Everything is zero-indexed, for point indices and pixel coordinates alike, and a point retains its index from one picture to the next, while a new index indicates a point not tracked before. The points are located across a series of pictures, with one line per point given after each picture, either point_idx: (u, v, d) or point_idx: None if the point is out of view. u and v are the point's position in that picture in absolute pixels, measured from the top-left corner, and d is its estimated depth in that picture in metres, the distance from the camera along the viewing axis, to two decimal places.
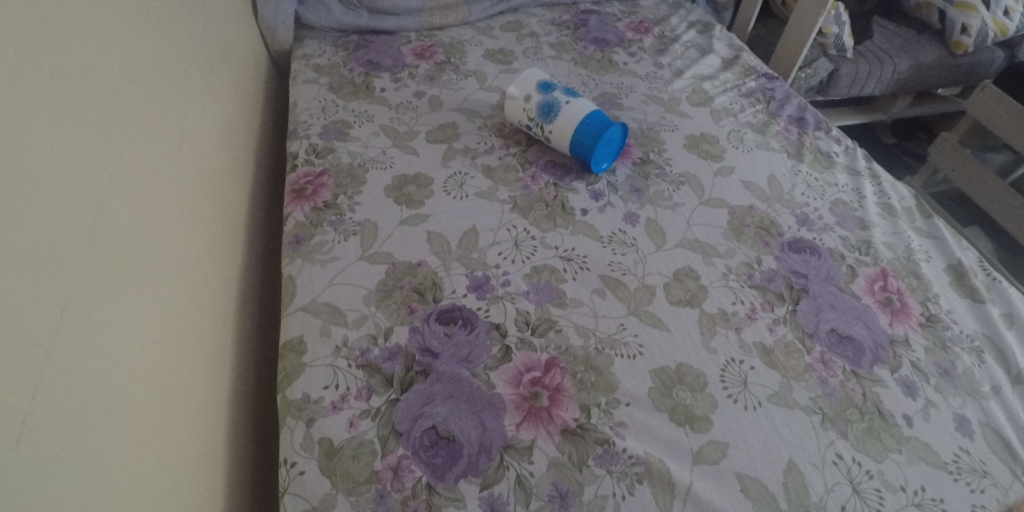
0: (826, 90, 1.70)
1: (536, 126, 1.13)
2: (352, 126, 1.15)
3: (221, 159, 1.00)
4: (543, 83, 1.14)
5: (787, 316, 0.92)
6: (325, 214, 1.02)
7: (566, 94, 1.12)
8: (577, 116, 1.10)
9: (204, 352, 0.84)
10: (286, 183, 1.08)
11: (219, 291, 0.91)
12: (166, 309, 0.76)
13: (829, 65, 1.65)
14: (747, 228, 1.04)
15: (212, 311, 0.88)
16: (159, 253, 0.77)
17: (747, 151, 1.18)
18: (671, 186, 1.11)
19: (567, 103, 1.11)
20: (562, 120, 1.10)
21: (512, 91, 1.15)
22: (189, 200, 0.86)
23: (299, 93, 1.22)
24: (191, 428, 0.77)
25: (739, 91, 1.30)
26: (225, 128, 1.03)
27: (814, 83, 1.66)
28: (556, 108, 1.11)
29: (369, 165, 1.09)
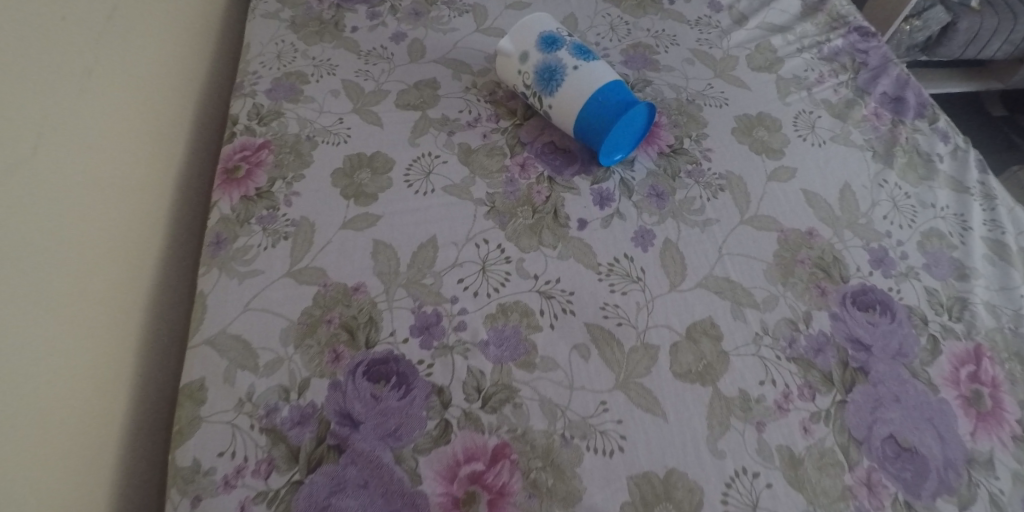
0: (935, 48, 1.36)
1: (534, 96, 0.87)
2: (308, 80, 0.97)
3: (125, 139, 0.78)
4: (546, 37, 0.85)
5: (830, 411, 0.71)
6: (255, 208, 0.83)
7: (576, 54, 0.84)
8: (588, 89, 0.82)
9: (93, 375, 0.69)
10: (220, 159, 0.90)
11: (115, 321, 0.73)
12: (1, 387, 0.58)
13: (943, 18, 1.31)
14: (800, 266, 0.79)
15: (101, 350, 0.71)
16: (57, 228, 0.66)
17: (818, 145, 0.93)
18: (706, 191, 0.85)
19: (576, 69, 0.83)
20: (568, 93, 0.83)
21: (507, 45, 0.88)
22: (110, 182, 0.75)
23: (253, 31, 1.04)
24: (64, 476, 0.64)
25: (819, 52, 1.04)
26: (133, 95, 0.80)
27: (922, 38, 1.33)
28: (560, 75, 0.83)
29: (318, 138, 0.90)
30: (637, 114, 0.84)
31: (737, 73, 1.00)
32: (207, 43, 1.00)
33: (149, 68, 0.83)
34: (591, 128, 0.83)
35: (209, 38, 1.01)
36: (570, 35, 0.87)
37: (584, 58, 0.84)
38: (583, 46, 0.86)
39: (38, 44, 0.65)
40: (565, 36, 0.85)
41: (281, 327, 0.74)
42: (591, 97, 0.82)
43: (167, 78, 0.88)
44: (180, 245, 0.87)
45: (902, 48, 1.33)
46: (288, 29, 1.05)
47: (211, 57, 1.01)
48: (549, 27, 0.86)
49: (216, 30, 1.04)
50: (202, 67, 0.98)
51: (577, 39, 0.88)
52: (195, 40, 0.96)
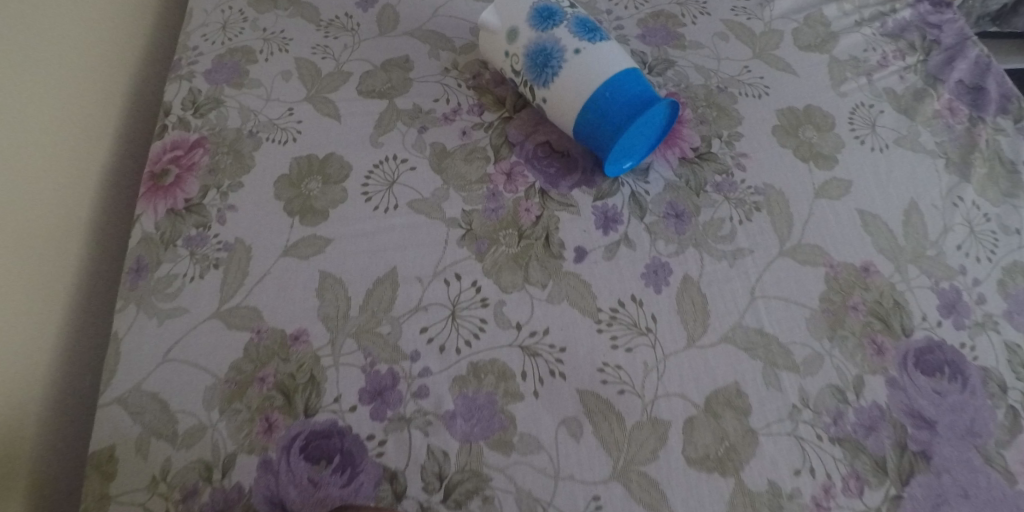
0: (1010, 19, 1.16)
1: (524, 85, 0.68)
2: (256, 58, 0.84)
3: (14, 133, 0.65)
4: (541, 9, 0.66)
5: (883, 509, 0.56)
6: (182, 225, 0.70)
7: (579, 32, 0.65)
8: (594, 79, 0.64)
9: None
10: (148, 161, 0.78)
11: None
12: None
13: None
14: (851, 315, 0.64)
15: None
16: None
17: (880, 151, 0.77)
18: (737, 210, 0.68)
19: (577, 53, 0.64)
20: (567, 84, 0.65)
21: (491, 18, 0.69)
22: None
23: (201, 1, 0.92)
24: None
25: (881, 28, 0.89)
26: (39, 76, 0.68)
27: (995, 8, 1.14)
28: (558, 60, 0.65)
29: (262, 133, 0.76)
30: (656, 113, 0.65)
31: (780, 53, 0.83)
32: (132, 10, 0.84)
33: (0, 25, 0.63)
34: (596, 129, 0.65)
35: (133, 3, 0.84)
36: (572, 6, 0.68)
37: (589, 39, 0.65)
38: (589, 21, 0.67)
39: None
40: (565, 8, 0.66)
41: (205, 385, 0.61)
42: (598, 91, 0.64)
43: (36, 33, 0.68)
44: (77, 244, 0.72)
45: (973, 18, 1.15)
46: None
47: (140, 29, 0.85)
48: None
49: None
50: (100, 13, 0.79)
51: (581, 10, 0.69)
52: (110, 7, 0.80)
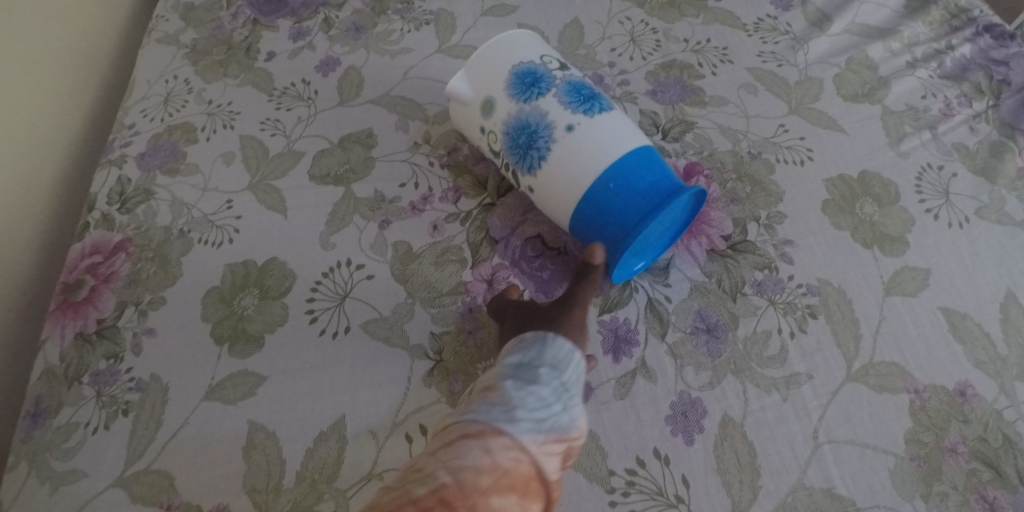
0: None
1: (508, 170, 0.55)
2: (196, 137, 0.68)
3: None
4: (524, 72, 0.52)
5: None
6: (90, 356, 0.55)
7: (573, 100, 0.51)
8: (594, 163, 0.49)
9: None
10: (67, 262, 0.61)
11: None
12: None
13: None
14: (951, 460, 0.49)
15: None
16: None
17: (958, 227, 0.60)
18: (787, 319, 0.53)
19: (571, 129, 0.50)
20: (560, 168, 0.51)
21: (462, 83, 0.55)
22: None
23: (142, 63, 0.76)
24: None
25: (936, 67, 0.70)
26: None
27: None
28: (547, 139, 0.51)
29: (195, 233, 0.61)
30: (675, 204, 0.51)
31: (822, 106, 0.67)
32: (37, 80, 0.70)
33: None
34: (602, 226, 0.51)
35: (33, 67, 0.70)
36: (563, 66, 0.54)
37: (586, 110, 0.51)
38: (585, 85, 0.53)
39: None
40: (554, 71, 0.52)
41: None
42: (601, 178, 0.50)
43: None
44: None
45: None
46: (187, 58, 0.75)
47: (49, 99, 0.71)
48: (529, 55, 0.53)
49: (64, 57, 0.73)
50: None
51: (575, 72, 0.55)
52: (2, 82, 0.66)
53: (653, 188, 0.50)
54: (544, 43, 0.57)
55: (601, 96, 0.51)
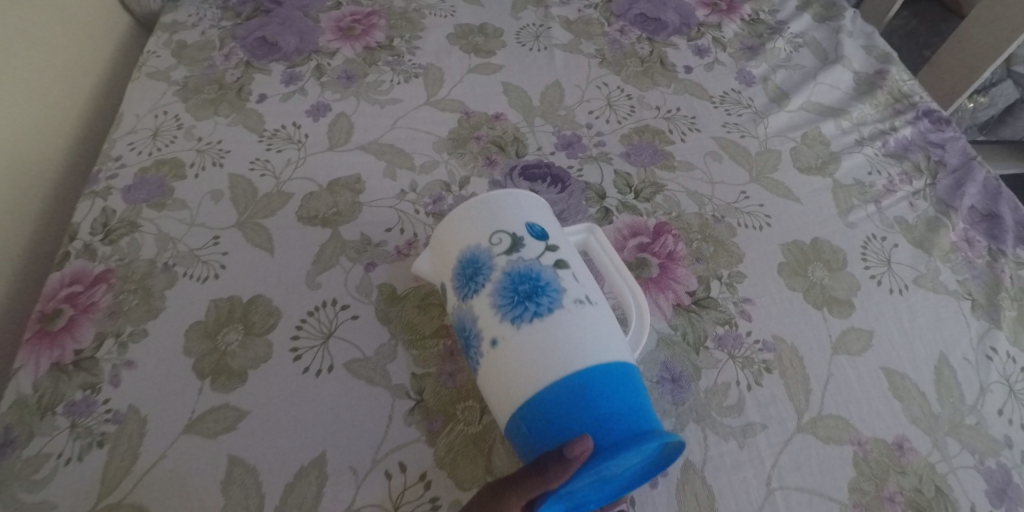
0: (996, 128, 1.14)
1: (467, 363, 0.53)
2: (184, 173, 0.70)
3: None
4: (470, 264, 0.51)
5: None
6: (66, 386, 0.55)
7: (506, 299, 0.48)
8: (514, 387, 0.47)
9: None
10: (42, 296, 0.61)
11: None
12: None
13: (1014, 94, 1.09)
14: (888, 508, 0.53)
15: None
16: None
17: (898, 293, 0.66)
18: (745, 373, 0.57)
19: (497, 343, 0.48)
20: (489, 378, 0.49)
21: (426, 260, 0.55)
22: None
23: (131, 99, 0.77)
24: None
25: (884, 146, 0.77)
26: None
27: (983, 118, 1.12)
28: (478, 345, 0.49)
29: (181, 266, 0.62)
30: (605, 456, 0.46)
31: (780, 176, 0.73)
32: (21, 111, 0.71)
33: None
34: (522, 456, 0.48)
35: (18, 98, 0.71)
36: (517, 241, 0.50)
37: (513, 317, 0.47)
38: (528, 277, 0.49)
39: None
40: (495, 264, 0.49)
41: None
42: (524, 402, 0.47)
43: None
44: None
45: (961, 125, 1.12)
46: (177, 95, 0.77)
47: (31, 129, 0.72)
48: (476, 235, 0.51)
49: (50, 90, 0.75)
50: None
51: (533, 246, 0.50)
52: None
53: (576, 427, 0.46)
54: (512, 199, 0.52)
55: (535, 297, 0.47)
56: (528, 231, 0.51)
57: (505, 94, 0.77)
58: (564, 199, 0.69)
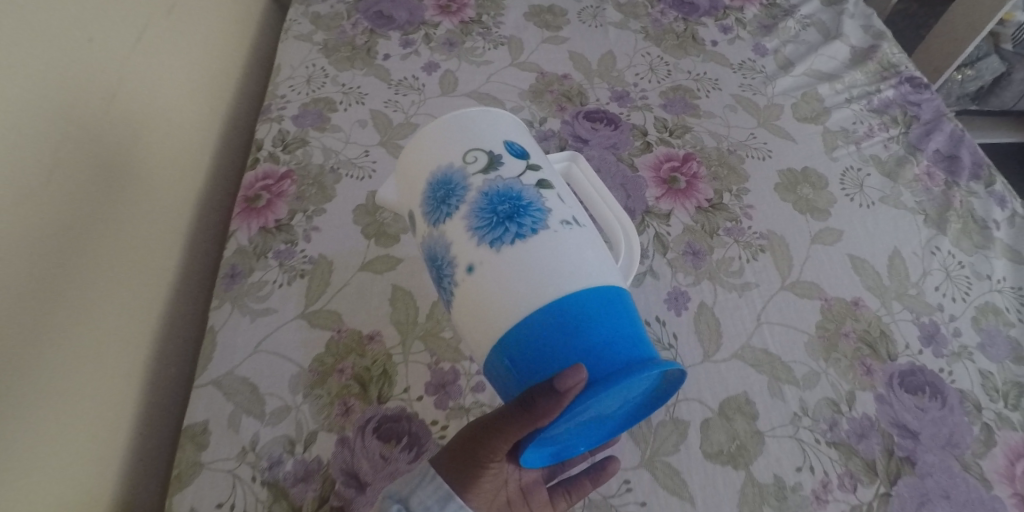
0: (986, 97, 1.34)
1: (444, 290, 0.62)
2: (336, 108, 0.91)
3: (155, 190, 0.79)
4: (449, 197, 0.60)
5: (874, 504, 0.65)
6: (273, 241, 0.78)
7: (480, 219, 0.58)
8: (496, 304, 0.56)
9: (101, 411, 0.68)
10: (241, 185, 0.84)
11: (47, 372, 0.63)
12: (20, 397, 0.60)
13: (998, 68, 1.27)
14: (844, 340, 0.74)
15: (99, 390, 0.68)
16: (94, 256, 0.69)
17: (867, 207, 0.86)
18: (745, 252, 0.80)
19: (478, 265, 0.57)
20: (464, 297, 0.59)
21: (397, 188, 0.67)
22: (144, 223, 0.77)
23: (285, 53, 0.99)
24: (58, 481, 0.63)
25: (868, 104, 0.96)
26: (175, 147, 0.83)
27: (973, 88, 1.30)
28: (454, 264, 0.59)
29: (343, 170, 0.85)
30: (597, 379, 0.55)
31: (782, 123, 0.93)
32: (222, 58, 0.95)
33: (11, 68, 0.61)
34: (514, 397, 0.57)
35: (223, 46, 0.95)
36: (490, 162, 0.61)
37: (493, 240, 0.57)
38: (505, 205, 0.59)
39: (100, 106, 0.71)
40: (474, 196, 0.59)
41: (290, 374, 0.69)
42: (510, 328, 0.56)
43: (74, 73, 0.68)
44: (157, 264, 0.78)
45: (952, 96, 1.30)
46: (321, 52, 0.98)
47: (216, 80, 0.93)
48: (453, 165, 0.61)
49: (232, 39, 0.98)
50: (168, 53, 0.82)
51: (503, 170, 0.61)
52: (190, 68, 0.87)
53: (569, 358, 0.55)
54: (486, 137, 0.63)
55: (512, 215, 0.57)
56: (505, 164, 0.61)
57: (571, 60, 0.99)
58: (617, 134, 0.91)
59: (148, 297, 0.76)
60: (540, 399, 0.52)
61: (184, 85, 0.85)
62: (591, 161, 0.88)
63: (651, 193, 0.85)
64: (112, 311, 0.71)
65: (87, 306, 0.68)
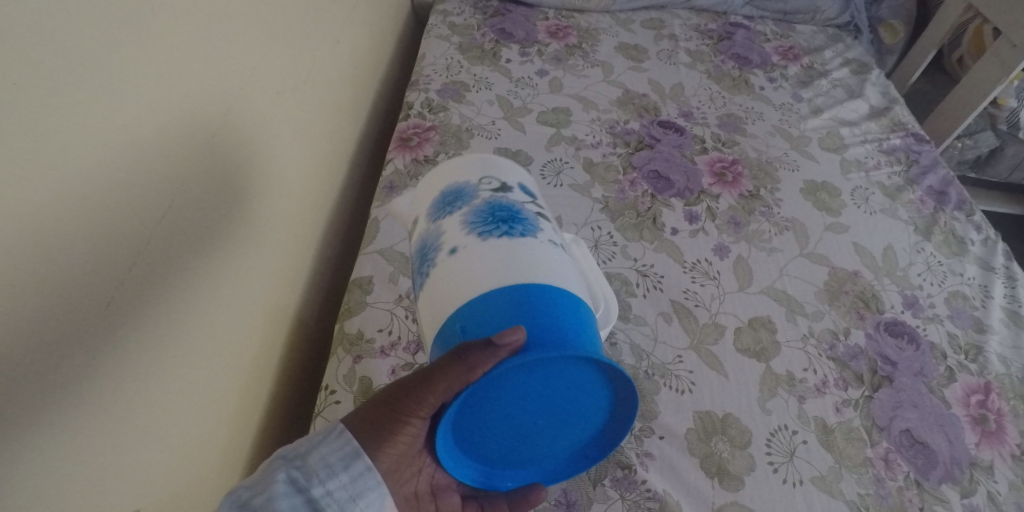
0: (982, 168, 1.63)
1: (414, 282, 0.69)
2: (470, 89, 1.19)
3: (321, 140, 0.95)
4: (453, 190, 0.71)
5: (860, 401, 0.86)
6: (422, 168, 1.04)
7: (475, 218, 0.67)
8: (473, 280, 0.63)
9: (272, 302, 0.82)
10: (396, 130, 1.11)
11: (254, 260, 0.76)
12: (241, 276, 0.73)
13: (993, 142, 1.58)
14: (844, 295, 0.98)
15: (273, 285, 0.82)
16: (286, 178, 0.84)
17: (869, 213, 1.11)
18: (774, 228, 1.05)
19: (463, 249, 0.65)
20: (441, 277, 0.65)
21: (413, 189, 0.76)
22: (314, 160, 0.93)
23: (430, 47, 1.28)
24: (248, 350, 0.76)
25: (879, 146, 1.23)
26: (337, 108, 1.01)
27: (971, 156, 1.60)
28: (439, 247, 0.66)
29: (475, 131, 1.11)
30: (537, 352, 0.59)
31: (809, 149, 1.20)
32: (383, 44, 1.24)
33: (264, 33, 0.74)
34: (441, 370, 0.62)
35: (384, 36, 1.24)
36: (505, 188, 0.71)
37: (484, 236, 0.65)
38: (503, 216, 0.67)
39: (311, 61, 0.88)
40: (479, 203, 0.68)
41: None
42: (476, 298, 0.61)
43: (303, 38, 0.85)
44: (312, 199, 0.93)
45: (954, 160, 1.60)
46: (458, 50, 1.27)
47: (378, 57, 1.21)
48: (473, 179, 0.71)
49: (389, 33, 1.28)
50: (355, 34, 1.06)
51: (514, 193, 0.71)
52: (358, 34, 1.07)
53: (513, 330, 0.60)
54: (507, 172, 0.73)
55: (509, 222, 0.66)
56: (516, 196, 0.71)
57: (649, 84, 1.27)
58: (682, 139, 1.18)
59: (323, 197, 0.98)
60: (477, 351, 0.57)
61: (363, 57, 1.12)
62: (662, 153, 1.14)
63: (705, 181, 1.11)
64: (288, 229, 0.85)
65: (278, 213, 0.82)
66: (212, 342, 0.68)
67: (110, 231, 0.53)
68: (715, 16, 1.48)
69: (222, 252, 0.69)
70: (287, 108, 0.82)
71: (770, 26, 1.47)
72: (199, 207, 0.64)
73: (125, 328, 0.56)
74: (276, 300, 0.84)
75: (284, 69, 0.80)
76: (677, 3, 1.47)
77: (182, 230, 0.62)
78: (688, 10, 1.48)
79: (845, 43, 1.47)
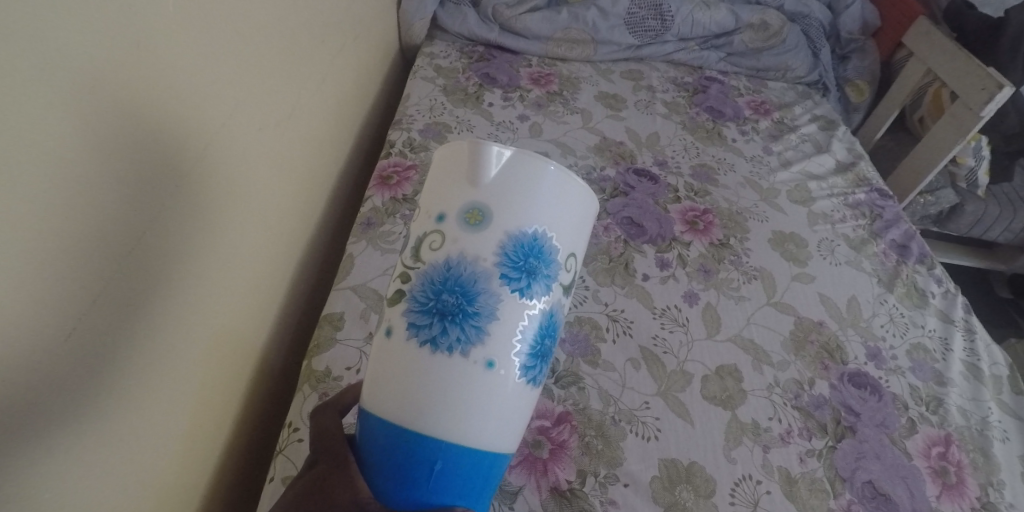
0: (944, 222, 1.67)
1: (418, 315, 0.55)
2: (452, 130, 1.21)
3: (298, 170, 0.95)
4: (535, 253, 0.56)
5: (824, 451, 0.87)
6: (400, 206, 1.05)
7: (531, 336, 0.56)
8: (474, 407, 0.54)
9: (237, 332, 0.80)
10: (376, 168, 1.12)
11: (216, 298, 0.74)
12: (207, 306, 0.72)
13: (954, 199, 1.62)
14: (810, 345, 0.99)
15: (239, 316, 0.80)
16: (259, 208, 0.83)
17: (835, 264, 1.13)
18: (743, 277, 1.07)
19: (499, 369, 0.54)
20: (453, 372, 0.54)
21: (500, 201, 0.56)
22: (289, 189, 0.92)
23: (414, 88, 1.30)
24: (210, 382, 0.75)
25: (845, 200, 1.27)
26: (318, 140, 1.01)
27: (934, 211, 1.64)
28: (483, 334, 0.54)
29: None
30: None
31: (778, 200, 1.23)
32: (368, 84, 1.26)
33: (242, 64, 0.74)
34: (390, 502, 0.56)
35: (370, 77, 1.27)
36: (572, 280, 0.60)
37: (524, 370, 0.56)
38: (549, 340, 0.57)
39: (292, 94, 0.88)
40: (546, 304, 0.57)
41: None
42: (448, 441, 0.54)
43: (283, 70, 0.85)
44: (286, 229, 0.93)
45: (918, 215, 1.63)
46: (441, 92, 1.30)
47: (362, 97, 1.24)
48: (558, 254, 0.57)
49: (375, 74, 1.30)
50: (339, 71, 1.07)
51: (567, 303, 0.60)
52: (343, 74, 1.09)
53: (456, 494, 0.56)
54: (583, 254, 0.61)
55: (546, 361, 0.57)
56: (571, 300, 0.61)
57: (626, 132, 1.31)
58: (656, 187, 1.20)
59: (298, 233, 0.98)
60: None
61: (347, 95, 1.13)
62: (637, 200, 1.16)
63: (677, 228, 1.13)
64: (259, 258, 0.84)
65: (247, 242, 0.80)
66: (174, 375, 0.67)
67: (75, 258, 0.52)
68: (692, 69, 1.53)
69: (188, 282, 0.67)
70: (260, 146, 0.80)
71: (744, 81, 1.52)
72: (168, 237, 0.63)
73: (88, 357, 0.55)
74: (240, 331, 0.82)
75: (264, 99, 0.80)
76: (656, 56, 1.52)
77: (150, 261, 0.61)
78: (666, 63, 1.53)
79: (815, 100, 1.53)
